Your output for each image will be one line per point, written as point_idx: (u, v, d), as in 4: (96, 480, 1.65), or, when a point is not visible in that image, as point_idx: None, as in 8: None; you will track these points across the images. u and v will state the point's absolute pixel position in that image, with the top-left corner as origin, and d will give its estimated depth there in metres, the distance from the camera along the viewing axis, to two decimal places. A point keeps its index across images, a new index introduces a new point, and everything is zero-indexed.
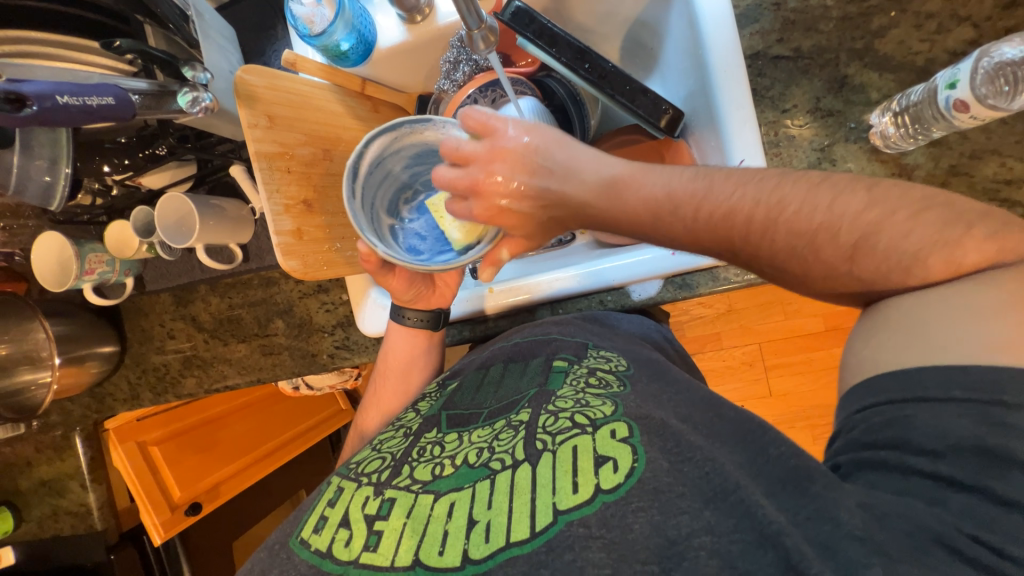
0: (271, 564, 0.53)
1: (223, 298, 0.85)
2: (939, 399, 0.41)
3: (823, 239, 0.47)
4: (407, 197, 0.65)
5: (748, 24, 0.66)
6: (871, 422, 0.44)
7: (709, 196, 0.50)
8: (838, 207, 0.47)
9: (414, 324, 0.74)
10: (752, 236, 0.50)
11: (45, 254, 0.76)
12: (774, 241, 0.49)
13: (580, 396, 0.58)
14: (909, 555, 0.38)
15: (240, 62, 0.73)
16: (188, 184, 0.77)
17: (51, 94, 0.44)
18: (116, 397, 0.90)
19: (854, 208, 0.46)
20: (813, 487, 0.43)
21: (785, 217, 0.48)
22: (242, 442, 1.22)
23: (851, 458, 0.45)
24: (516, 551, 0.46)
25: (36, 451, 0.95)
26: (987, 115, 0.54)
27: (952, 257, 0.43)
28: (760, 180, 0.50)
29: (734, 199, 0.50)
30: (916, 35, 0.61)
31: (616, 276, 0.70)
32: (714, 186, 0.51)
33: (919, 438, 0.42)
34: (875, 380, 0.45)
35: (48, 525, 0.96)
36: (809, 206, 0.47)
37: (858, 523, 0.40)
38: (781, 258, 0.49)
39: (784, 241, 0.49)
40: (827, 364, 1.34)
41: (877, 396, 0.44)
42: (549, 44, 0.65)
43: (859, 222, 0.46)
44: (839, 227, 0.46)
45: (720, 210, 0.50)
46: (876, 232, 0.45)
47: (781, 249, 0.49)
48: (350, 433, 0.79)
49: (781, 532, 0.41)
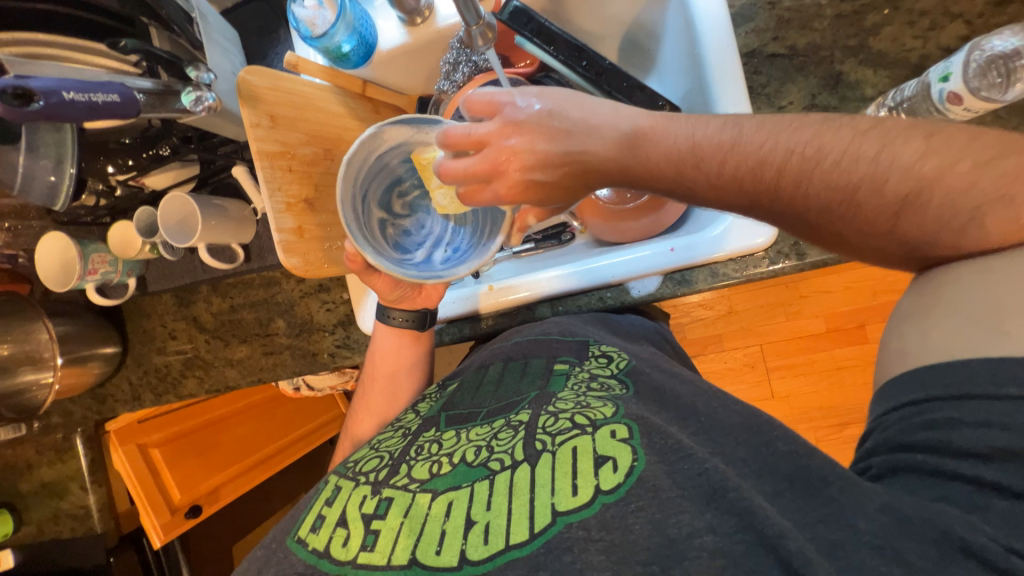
0: (270, 562, 0.53)
1: (225, 298, 0.85)
2: (978, 396, 0.40)
3: (868, 195, 0.45)
4: (401, 190, 0.64)
5: (743, 23, 0.67)
6: (911, 421, 0.44)
7: (748, 131, 0.47)
8: (889, 153, 0.44)
9: (401, 324, 0.74)
10: (791, 179, 0.47)
11: (49, 253, 0.76)
12: (811, 193, 0.46)
13: (581, 398, 0.58)
14: (921, 560, 0.38)
15: (243, 64, 0.74)
16: (191, 185, 0.78)
17: (56, 90, 0.45)
18: (117, 398, 0.90)
19: (908, 157, 0.44)
20: (830, 490, 0.43)
21: (833, 157, 0.45)
22: (241, 446, 1.21)
23: (885, 460, 0.45)
24: (515, 553, 0.45)
25: (37, 453, 0.95)
26: (980, 107, 0.54)
27: (1006, 221, 0.42)
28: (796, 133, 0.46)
29: (766, 150, 0.47)
30: (909, 32, 0.62)
31: (616, 273, 0.70)
32: (745, 137, 0.48)
33: (962, 438, 0.41)
34: (915, 373, 0.44)
35: (48, 527, 0.96)
36: (852, 158, 0.45)
37: (877, 530, 0.40)
38: (830, 205, 0.46)
39: (817, 195, 0.46)
40: (829, 366, 1.33)
41: (920, 392, 0.43)
42: (546, 43, 0.66)
43: (915, 173, 0.43)
44: (888, 176, 0.44)
45: (751, 161, 0.47)
46: (930, 186, 0.43)
47: (820, 198, 0.46)
48: (343, 440, 0.79)
49: (784, 536, 0.41)
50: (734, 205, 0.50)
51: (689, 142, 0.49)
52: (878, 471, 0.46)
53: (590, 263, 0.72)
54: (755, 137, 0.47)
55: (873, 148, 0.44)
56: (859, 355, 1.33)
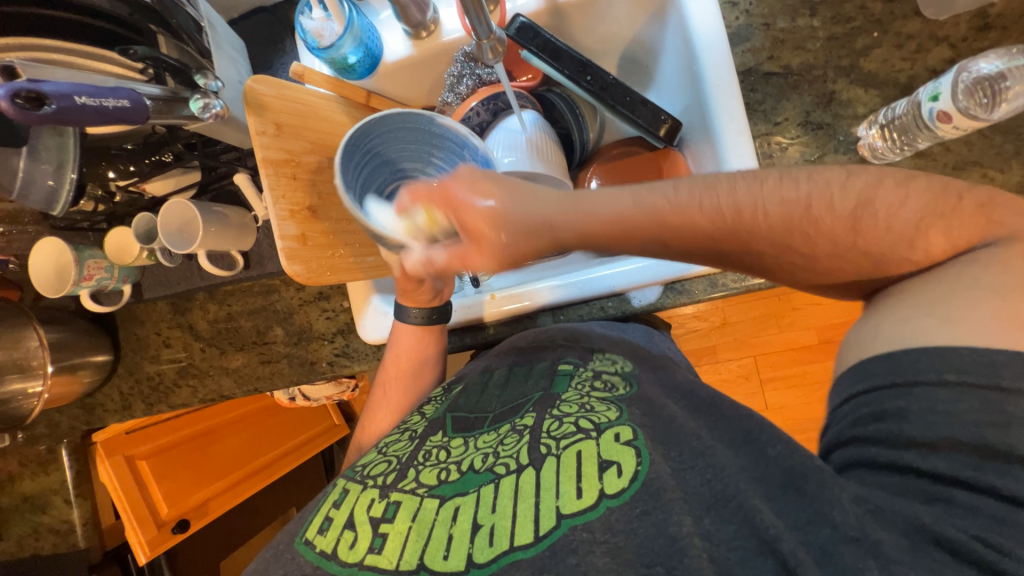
0: (275, 565, 0.52)
1: (222, 305, 0.84)
2: (926, 382, 0.40)
3: (818, 211, 0.45)
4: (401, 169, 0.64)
5: (739, 43, 0.69)
6: (860, 414, 0.43)
7: (684, 199, 0.45)
8: (821, 178, 0.46)
9: (420, 322, 0.73)
10: (734, 223, 0.45)
11: (43, 260, 0.75)
12: (770, 213, 0.45)
13: (585, 401, 0.58)
14: (899, 553, 0.37)
15: (249, 73, 0.75)
16: (191, 192, 0.77)
17: (69, 94, 0.45)
18: (107, 408, 0.88)
19: (835, 180, 0.45)
20: (809, 487, 0.42)
21: (769, 190, 0.45)
22: (231, 457, 1.18)
23: (845, 455, 0.44)
24: (519, 555, 0.45)
25: (19, 465, 0.92)
26: (968, 125, 0.57)
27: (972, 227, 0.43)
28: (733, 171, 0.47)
29: (710, 181, 0.46)
30: (897, 54, 0.65)
31: (616, 282, 0.70)
32: (681, 195, 0.45)
33: (912, 428, 0.40)
34: (864, 364, 0.44)
35: (28, 543, 0.92)
36: (790, 183, 0.46)
37: (855, 522, 0.39)
38: (780, 236, 0.46)
39: (776, 214, 0.45)
40: (821, 377, 1.35)
41: (867, 383, 0.43)
42: (553, 58, 0.68)
43: (849, 190, 0.45)
44: (830, 201, 0.45)
45: (699, 193, 0.46)
46: (873, 200, 0.45)
47: (776, 225, 0.45)
48: (363, 436, 0.77)
49: (779, 539, 0.40)
50: (696, 256, 0.48)
51: (630, 202, 0.45)
52: (837, 465, 0.44)
53: (587, 273, 0.73)
54: (691, 197, 0.45)
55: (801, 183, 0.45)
56: None
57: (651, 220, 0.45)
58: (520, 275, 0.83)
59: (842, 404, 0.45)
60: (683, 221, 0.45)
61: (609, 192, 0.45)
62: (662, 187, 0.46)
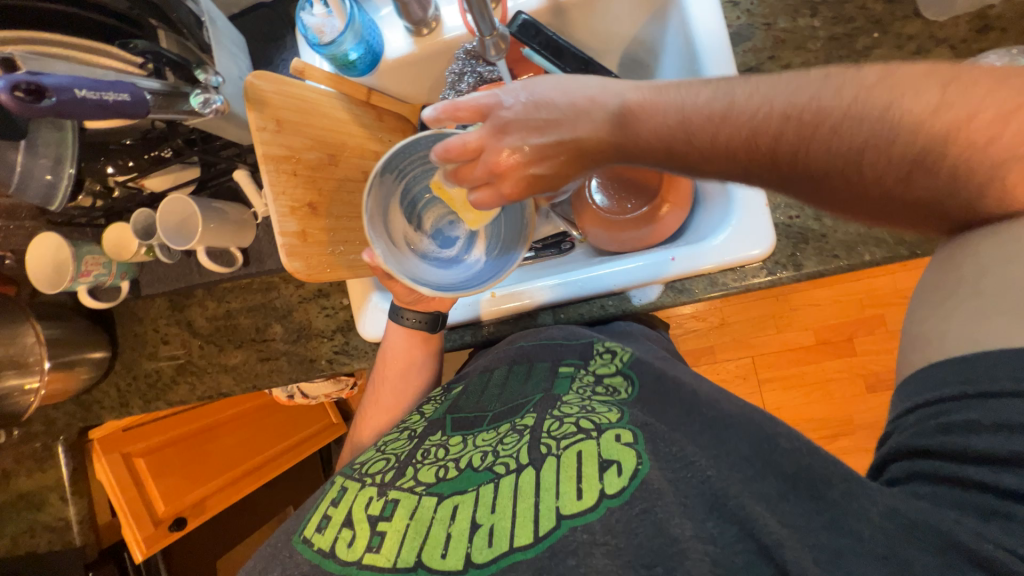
0: (273, 562, 0.52)
1: (220, 302, 0.84)
2: (1001, 393, 0.39)
3: (873, 156, 0.44)
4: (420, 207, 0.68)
5: (741, 42, 0.69)
6: (927, 425, 0.42)
7: (730, 106, 0.47)
8: (899, 108, 0.42)
9: (415, 326, 0.72)
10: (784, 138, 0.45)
11: (39, 255, 0.74)
12: (813, 152, 0.45)
13: (586, 403, 0.58)
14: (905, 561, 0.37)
15: (249, 69, 0.74)
16: (190, 188, 0.77)
17: (69, 87, 0.45)
18: (104, 404, 0.88)
19: (922, 107, 0.42)
20: (831, 493, 0.43)
21: (850, 92, 0.44)
22: (230, 455, 1.18)
23: (903, 466, 0.43)
24: (517, 555, 0.45)
25: (15, 462, 0.91)
26: None
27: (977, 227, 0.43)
28: (809, 80, 0.46)
29: (764, 97, 0.46)
30: (898, 55, 0.65)
31: (618, 280, 0.70)
32: (733, 105, 0.47)
33: (979, 441, 0.39)
34: (933, 373, 0.43)
35: (24, 541, 0.92)
36: (885, 91, 0.43)
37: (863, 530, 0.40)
38: (842, 157, 0.44)
39: (821, 151, 0.45)
40: (818, 378, 1.36)
41: (936, 392, 0.42)
42: (554, 55, 0.68)
43: (929, 128, 0.41)
44: (895, 142, 0.43)
45: (750, 107, 0.47)
46: (945, 145, 0.41)
47: (816, 160, 0.45)
48: (359, 434, 0.78)
49: (780, 543, 0.41)
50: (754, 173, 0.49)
51: (678, 116, 0.49)
52: (894, 476, 0.44)
53: (588, 272, 0.73)
54: (744, 102, 0.47)
55: (876, 107, 0.43)
56: (848, 367, 1.35)
57: (688, 135, 0.49)
58: (521, 273, 0.82)
59: (906, 416, 0.44)
60: (732, 119, 0.47)
61: (670, 96, 0.50)
62: (716, 95, 0.48)
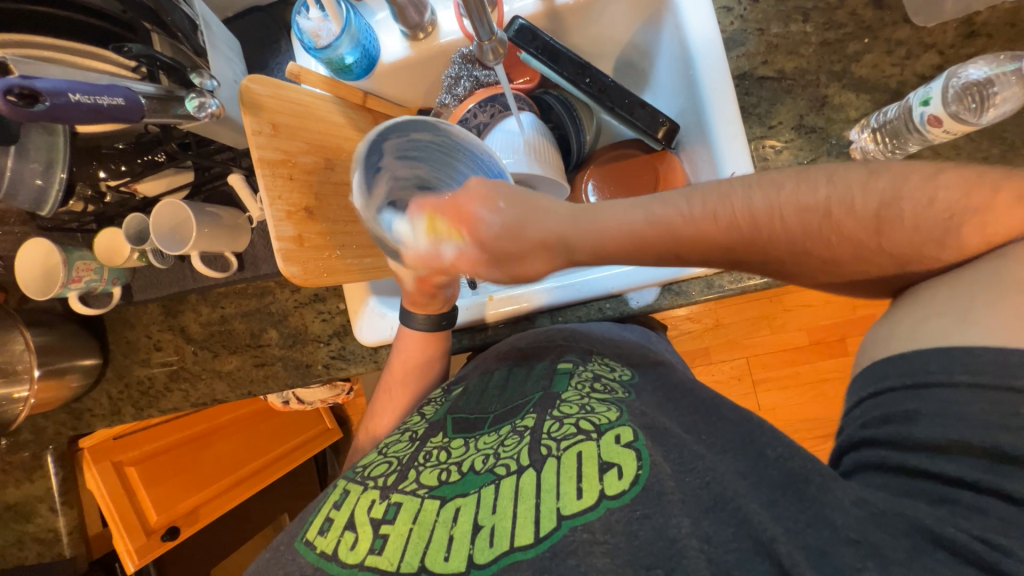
0: (274, 565, 0.51)
1: (215, 307, 0.83)
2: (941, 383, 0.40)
3: (839, 214, 0.45)
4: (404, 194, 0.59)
5: (734, 47, 0.70)
6: (870, 415, 0.43)
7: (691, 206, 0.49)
8: (837, 183, 0.46)
9: (427, 329, 0.72)
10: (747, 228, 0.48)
11: (30, 261, 0.73)
12: (785, 222, 0.47)
13: (586, 402, 0.58)
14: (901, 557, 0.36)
15: (244, 73, 0.74)
16: (184, 192, 0.76)
17: (64, 91, 0.44)
18: (95, 412, 0.86)
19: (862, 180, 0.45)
20: (809, 490, 0.42)
21: (785, 197, 0.47)
22: (224, 462, 1.17)
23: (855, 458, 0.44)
24: (518, 556, 0.45)
25: (3, 473, 0.89)
26: (958, 129, 0.58)
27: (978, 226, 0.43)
28: (744, 179, 0.49)
29: (725, 194, 0.48)
30: (887, 60, 0.67)
31: (614, 283, 0.71)
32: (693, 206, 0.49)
33: (919, 431, 0.40)
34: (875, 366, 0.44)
35: (11, 553, 0.90)
36: (807, 187, 0.46)
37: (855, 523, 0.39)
38: (799, 242, 0.47)
39: (793, 221, 0.47)
40: (813, 377, 1.37)
41: (872, 385, 0.43)
42: (552, 59, 0.69)
43: (874, 189, 0.45)
44: (851, 202, 0.45)
45: (711, 206, 0.48)
46: (896, 201, 0.44)
47: (795, 230, 0.47)
48: (364, 437, 0.79)
49: (774, 540, 0.41)
50: (733, 257, 0.50)
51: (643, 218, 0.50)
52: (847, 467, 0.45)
53: (587, 276, 0.73)
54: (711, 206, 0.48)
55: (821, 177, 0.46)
56: (841, 367, 1.36)
57: (665, 234, 0.49)
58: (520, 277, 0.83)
59: (855, 405, 0.45)
60: (686, 225, 0.49)
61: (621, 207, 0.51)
62: (672, 199, 0.50)
